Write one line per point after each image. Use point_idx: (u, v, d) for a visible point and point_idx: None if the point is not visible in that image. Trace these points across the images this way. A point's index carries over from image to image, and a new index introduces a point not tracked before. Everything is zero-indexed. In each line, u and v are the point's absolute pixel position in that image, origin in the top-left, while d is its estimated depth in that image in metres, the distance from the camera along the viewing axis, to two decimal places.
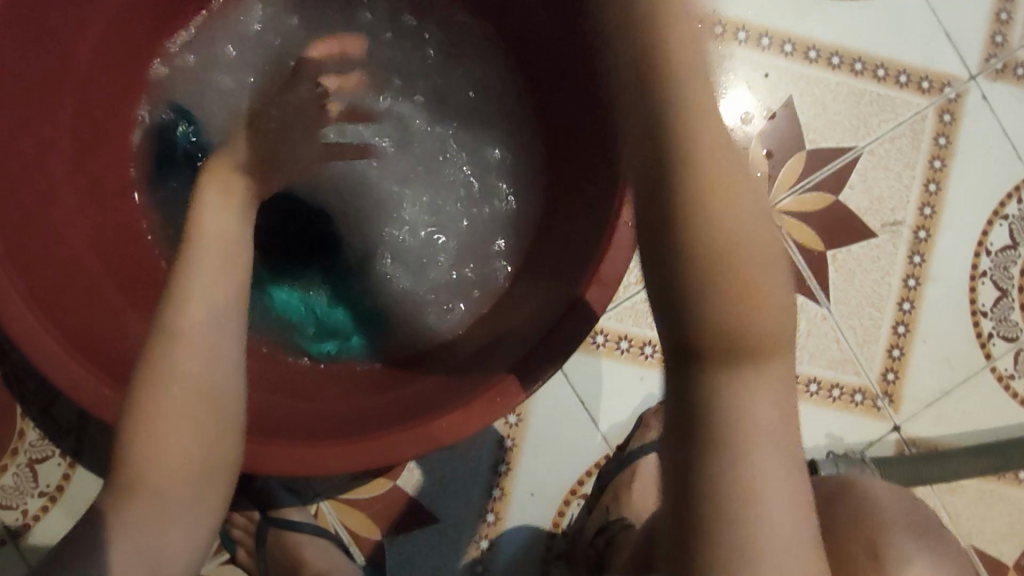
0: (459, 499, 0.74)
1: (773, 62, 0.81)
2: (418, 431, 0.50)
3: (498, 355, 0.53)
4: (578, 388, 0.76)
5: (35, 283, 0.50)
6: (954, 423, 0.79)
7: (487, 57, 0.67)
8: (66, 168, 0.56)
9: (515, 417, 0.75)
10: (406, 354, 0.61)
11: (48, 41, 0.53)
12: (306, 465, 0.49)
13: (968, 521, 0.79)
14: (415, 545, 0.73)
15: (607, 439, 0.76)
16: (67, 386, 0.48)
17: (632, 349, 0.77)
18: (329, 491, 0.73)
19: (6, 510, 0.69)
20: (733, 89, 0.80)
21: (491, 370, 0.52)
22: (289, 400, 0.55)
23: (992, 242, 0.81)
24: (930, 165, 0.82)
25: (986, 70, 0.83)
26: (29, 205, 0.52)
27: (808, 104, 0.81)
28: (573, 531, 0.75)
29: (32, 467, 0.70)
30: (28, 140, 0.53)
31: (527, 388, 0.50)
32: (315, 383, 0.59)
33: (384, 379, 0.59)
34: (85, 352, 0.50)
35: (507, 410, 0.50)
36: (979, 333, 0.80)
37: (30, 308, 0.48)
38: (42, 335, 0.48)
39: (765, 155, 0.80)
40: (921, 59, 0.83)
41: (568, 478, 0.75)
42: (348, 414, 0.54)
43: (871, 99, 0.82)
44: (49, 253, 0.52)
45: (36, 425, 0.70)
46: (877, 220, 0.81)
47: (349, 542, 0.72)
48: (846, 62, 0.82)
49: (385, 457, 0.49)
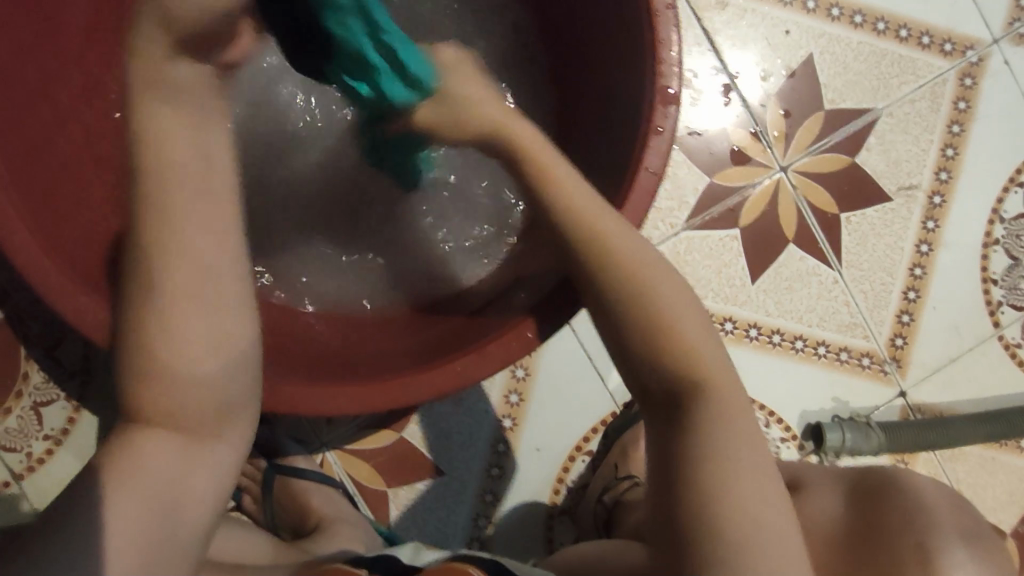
0: (466, 452, 0.74)
1: (795, 19, 0.79)
2: (433, 373, 0.50)
3: (501, 307, 0.53)
4: (587, 344, 0.76)
5: (41, 218, 0.48)
6: (959, 390, 0.79)
7: None
8: (69, 100, 0.54)
9: (523, 372, 0.75)
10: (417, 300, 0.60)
11: None
12: (321, 404, 0.49)
13: (969, 486, 0.79)
14: (420, 497, 0.73)
15: (614, 397, 0.76)
16: (74, 318, 0.47)
17: None
18: (336, 441, 0.73)
19: (9, 452, 0.69)
20: (753, 45, 0.79)
21: (508, 314, 0.52)
22: (294, 341, 0.54)
23: (1006, 210, 0.81)
24: (948, 129, 0.81)
25: (1010, 34, 0.82)
26: (31, 137, 0.50)
27: (827, 63, 0.80)
28: (577, 487, 0.75)
29: (36, 410, 0.69)
30: (33, 71, 0.51)
31: (540, 335, 0.50)
32: (322, 325, 0.58)
33: (396, 324, 0.58)
34: (93, 285, 0.49)
35: (517, 358, 0.50)
36: (989, 301, 0.80)
37: (37, 239, 0.47)
38: (48, 266, 0.47)
39: (782, 115, 0.79)
40: (946, 21, 0.81)
41: (574, 435, 0.75)
42: (360, 356, 0.53)
43: (892, 61, 0.80)
44: (54, 189, 0.50)
45: (41, 367, 0.70)
46: (892, 184, 0.80)
47: (354, 491, 0.72)
48: (869, 21, 0.80)
49: (400, 399, 0.49)
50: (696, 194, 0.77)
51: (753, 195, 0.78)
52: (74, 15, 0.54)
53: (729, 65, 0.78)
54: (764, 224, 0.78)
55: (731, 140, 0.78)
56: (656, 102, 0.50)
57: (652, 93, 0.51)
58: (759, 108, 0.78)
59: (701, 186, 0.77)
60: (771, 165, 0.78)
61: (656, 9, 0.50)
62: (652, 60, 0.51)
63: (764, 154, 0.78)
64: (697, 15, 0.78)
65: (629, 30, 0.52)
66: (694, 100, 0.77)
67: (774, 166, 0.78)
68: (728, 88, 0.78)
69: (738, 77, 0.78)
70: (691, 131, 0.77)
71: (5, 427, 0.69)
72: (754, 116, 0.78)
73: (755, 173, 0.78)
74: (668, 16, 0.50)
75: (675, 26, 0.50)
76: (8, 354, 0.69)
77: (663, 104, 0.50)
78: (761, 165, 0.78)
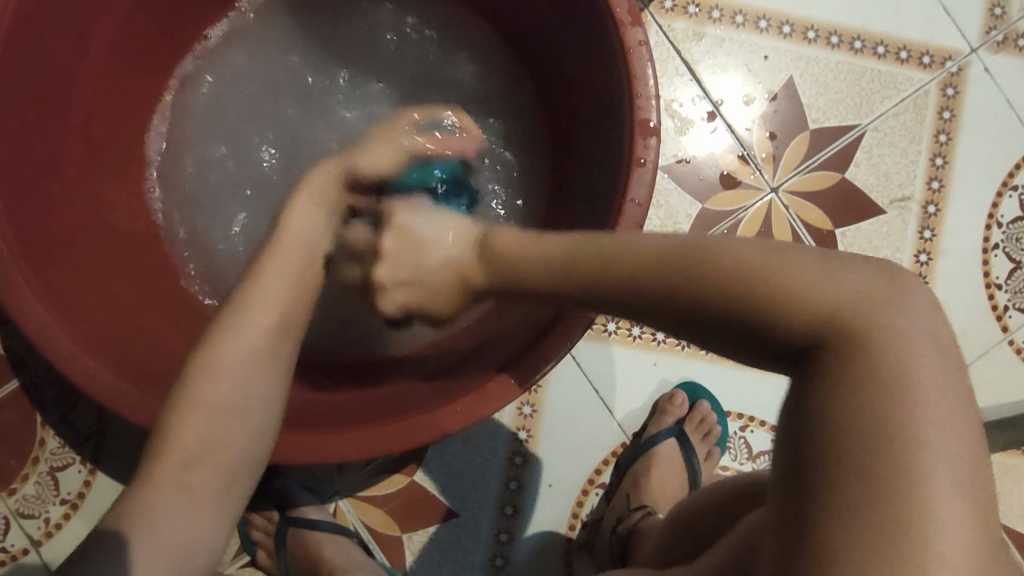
0: (478, 493, 0.74)
1: (773, 44, 0.81)
2: (437, 413, 0.48)
3: (496, 347, 0.52)
4: (590, 375, 0.75)
5: (49, 283, 0.50)
6: (975, 398, 0.79)
7: (485, 37, 0.65)
8: (79, 172, 0.56)
9: (530, 408, 0.75)
10: (439, 367, 0.56)
11: (52, 53, 0.53)
12: (320, 455, 0.48)
13: (994, 496, 0.77)
14: (435, 539, 0.73)
15: (623, 428, 0.76)
16: (85, 383, 0.48)
17: (620, 330, 0.76)
18: (348, 489, 0.73)
19: (28, 519, 0.70)
20: (734, 71, 0.80)
21: (495, 361, 0.51)
22: (305, 399, 0.54)
23: (1003, 214, 0.81)
24: (936, 139, 0.81)
25: (987, 42, 0.83)
26: (43, 210, 0.52)
27: (809, 84, 0.81)
28: (592, 521, 0.74)
29: (53, 475, 0.70)
30: (40, 146, 0.53)
31: (529, 382, 0.48)
32: (341, 390, 0.56)
33: (405, 389, 0.54)
34: (101, 347, 0.50)
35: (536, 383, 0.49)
36: (995, 307, 0.80)
37: (44, 305, 0.48)
38: (55, 330, 0.48)
39: (768, 137, 0.80)
40: (922, 35, 0.82)
41: (585, 469, 0.75)
42: (368, 405, 0.52)
43: (873, 77, 0.82)
44: (62, 255, 0.52)
45: (56, 433, 0.71)
46: (885, 197, 0.81)
47: (369, 539, 0.72)
48: (845, 41, 0.82)
49: (398, 443, 0.48)
50: (689, 220, 0.78)
51: (747, 217, 0.78)
52: (81, 94, 0.56)
53: (711, 93, 0.80)
54: None
55: (719, 166, 0.79)
56: (635, 134, 0.51)
57: (630, 128, 0.52)
58: (745, 132, 0.80)
59: (693, 212, 0.78)
60: (761, 187, 0.79)
61: (629, 46, 0.51)
62: (628, 98, 0.52)
63: (754, 177, 0.79)
64: (677, 48, 0.80)
65: (605, 69, 0.54)
66: (681, 129, 0.79)
67: (764, 188, 0.79)
68: (713, 115, 0.79)
69: (722, 103, 0.80)
70: (680, 158, 0.79)
71: (23, 494, 0.70)
72: (740, 140, 0.79)
73: (745, 196, 0.79)
74: (642, 52, 0.51)
75: (650, 61, 0.51)
76: (24, 423, 0.70)
77: (642, 136, 0.51)
78: (752, 187, 0.79)
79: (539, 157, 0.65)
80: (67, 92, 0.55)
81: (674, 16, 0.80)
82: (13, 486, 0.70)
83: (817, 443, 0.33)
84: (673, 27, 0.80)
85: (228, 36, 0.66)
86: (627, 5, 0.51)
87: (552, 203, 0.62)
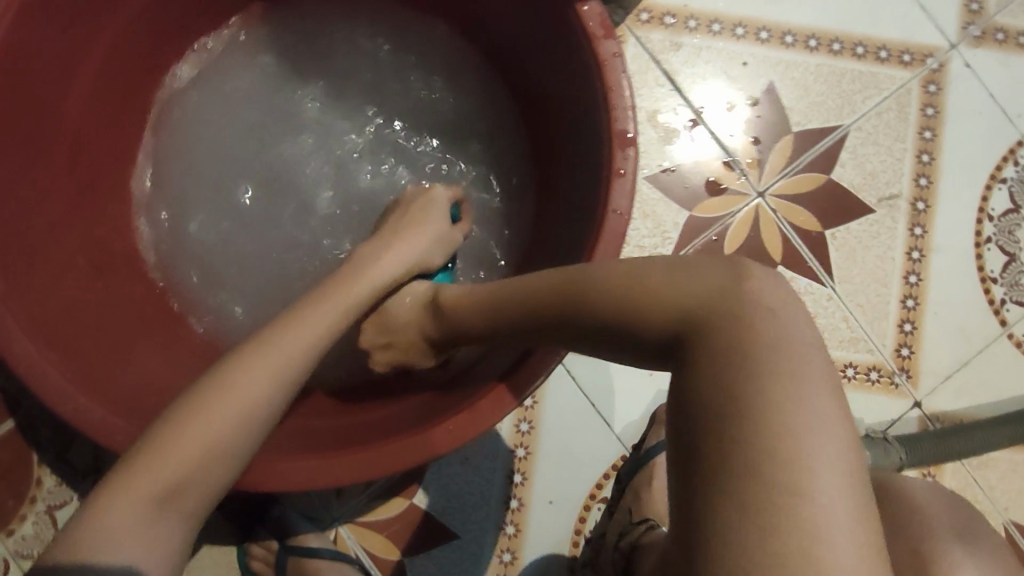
0: (478, 513, 0.73)
1: (751, 50, 0.82)
2: (427, 435, 0.48)
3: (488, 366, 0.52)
4: (585, 388, 0.75)
5: (36, 321, 0.50)
6: (977, 394, 0.78)
7: (463, 58, 0.66)
8: (62, 207, 0.56)
9: (527, 425, 0.74)
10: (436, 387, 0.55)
11: (34, 92, 0.53)
12: (312, 481, 0.48)
13: (1004, 494, 0.76)
14: (436, 563, 0.72)
15: (622, 440, 0.75)
16: (74, 420, 0.48)
17: None
18: (347, 515, 0.72)
19: (28, 559, 0.70)
20: (715, 79, 0.81)
21: (487, 378, 0.51)
22: (302, 425, 0.54)
23: (994, 207, 0.81)
24: (920, 136, 0.81)
25: (966, 38, 0.83)
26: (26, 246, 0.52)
27: (790, 87, 0.82)
28: (596, 536, 0.72)
29: (51, 514, 0.70)
30: (24, 184, 0.53)
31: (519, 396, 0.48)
32: (340, 416, 0.56)
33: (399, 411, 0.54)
34: (89, 382, 0.50)
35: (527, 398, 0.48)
36: (991, 300, 0.79)
37: (33, 342, 0.48)
38: (44, 366, 0.48)
39: (753, 142, 0.80)
40: (900, 34, 0.83)
41: (587, 484, 0.74)
42: (361, 431, 0.52)
43: (853, 77, 0.82)
44: (47, 291, 0.52)
45: (53, 471, 0.71)
46: (873, 195, 0.80)
47: (370, 564, 0.71)
48: (823, 43, 0.82)
49: (390, 465, 0.48)
50: (677, 229, 0.78)
51: (735, 223, 0.78)
52: (63, 131, 0.57)
53: (693, 102, 0.80)
54: (751, 249, 0.78)
55: (705, 173, 0.79)
56: (614, 146, 0.51)
57: (609, 140, 0.52)
58: (728, 138, 0.80)
59: (681, 221, 0.78)
60: (748, 192, 0.79)
61: (603, 58, 0.51)
62: (605, 110, 0.52)
63: (740, 183, 0.79)
64: (656, 58, 0.80)
65: (581, 84, 0.54)
66: (664, 138, 0.79)
67: (751, 193, 0.79)
68: (695, 122, 0.80)
69: (704, 111, 0.80)
70: (665, 167, 0.79)
71: (22, 534, 0.70)
72: (724, 147, 0.80)
73: (733, 202, 0.79)
74: (617, 64, 0.51)
75: (624, 72, 0.51)
76: (21, 462, 0.70)
77: (620, 147, 0.51)
78: (738, 193, 0.79)
79: (520, 174, 0.65)
80: (49, 129, 0.56)
81: (651, 27, 0.80)
82: (12, 527, 0.70)
83: (714, 439, 0.32)
84: (651, 38, 0.80)
85: (206, 69, 0.67)
86: (599, 18, 0.51)
87: (536, 218, 0.62)
